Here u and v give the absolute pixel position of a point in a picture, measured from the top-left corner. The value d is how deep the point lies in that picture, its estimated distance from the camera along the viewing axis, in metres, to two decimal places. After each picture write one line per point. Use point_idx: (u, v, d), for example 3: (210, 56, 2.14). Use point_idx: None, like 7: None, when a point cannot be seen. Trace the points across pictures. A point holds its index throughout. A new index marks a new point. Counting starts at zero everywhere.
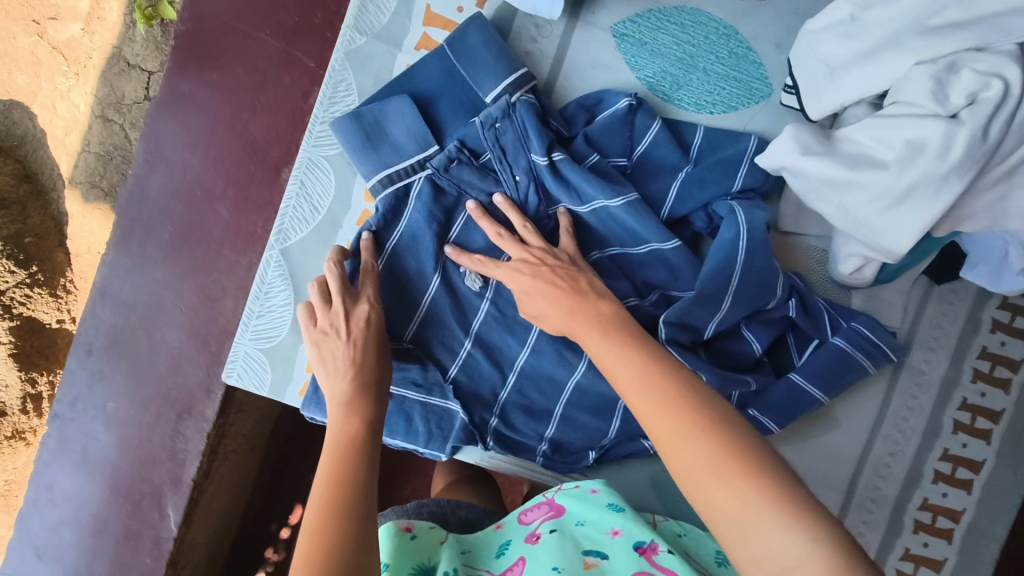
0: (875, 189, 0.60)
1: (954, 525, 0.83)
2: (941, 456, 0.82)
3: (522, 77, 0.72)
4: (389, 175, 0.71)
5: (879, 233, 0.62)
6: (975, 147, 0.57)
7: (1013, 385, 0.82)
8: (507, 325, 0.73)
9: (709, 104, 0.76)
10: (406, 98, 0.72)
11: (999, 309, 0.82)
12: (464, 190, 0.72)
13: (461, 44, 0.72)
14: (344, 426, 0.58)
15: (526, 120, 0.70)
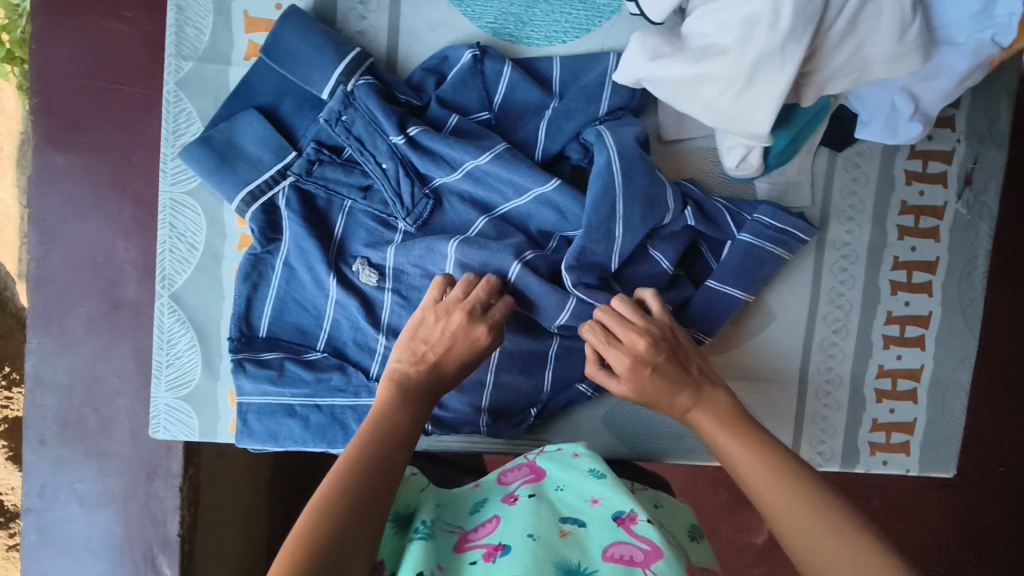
0: (722, 77, 0.58)
1: (916, 384, 0.82)
2: (886, 320, 0.81)
3: (355, 58, 0.68)
4: (250, 193, 0.70)
5: (742, 119, 0.59)
6: (804, 7, 0.54)
7: (941, 232, 0.80)
8: (414, 310, 0.73)
9: (560, 33, 0.73)
10: (251, 112, 0.70)
11: (910, 160, 0.79)
12: (332, 188, 0.72)
13: (279, 39, 0.68)
14: (395, 415, 0.62)
15: (369, 103, 0.68)
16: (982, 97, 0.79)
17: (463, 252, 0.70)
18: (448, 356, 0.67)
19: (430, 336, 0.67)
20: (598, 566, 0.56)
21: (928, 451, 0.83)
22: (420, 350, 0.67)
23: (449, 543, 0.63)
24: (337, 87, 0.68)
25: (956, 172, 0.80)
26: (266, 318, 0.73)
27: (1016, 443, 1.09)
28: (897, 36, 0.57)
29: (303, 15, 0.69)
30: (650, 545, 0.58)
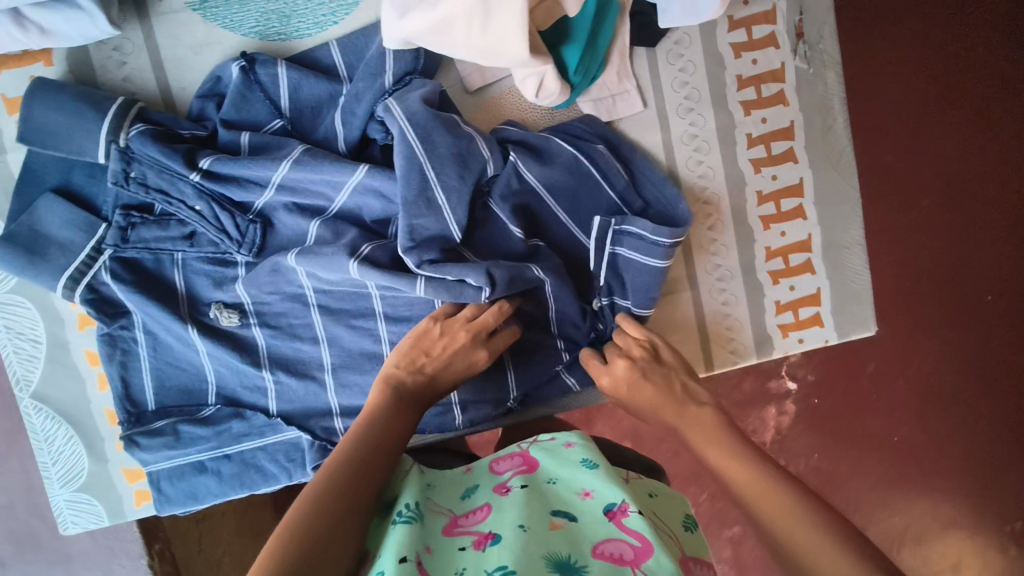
0: (462, 14, 0.54)
1: (809, 255, 0.79)
2: (759, 201, 0.78)
3: (119, 109, 0.65)
4: (73, 276, 0.68)
5: (500, 49, 0.55)
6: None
7: (787, 95, 0.77)
8: (289, 335, 0.72)
9: (329, 16, 0.69)
10: (48, 197, 0.68)
11: (732, 32, 0.75)
12: (155, 247, 0.69)
13: (31, 121, 0.65)
14: (386, 417, 0.58)
15: (149, 151, 0.65)
16: None
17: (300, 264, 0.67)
18: (448, 365, 0.64)
19: (432, 348, 0.64)
20: (588, 564, 0.48)
21: (843, 317, 0.81)
22: (420, 357, 0.63)
23: (435, 528, 0.55)
24: (110, 148, 0.65)
25: (785, 30, 0.76)
26: (148, 390, 0.72)
27: (982, 267, 1.07)
28: None
29: (48, 84, 0.65)
30: (641, 542, 0.49)
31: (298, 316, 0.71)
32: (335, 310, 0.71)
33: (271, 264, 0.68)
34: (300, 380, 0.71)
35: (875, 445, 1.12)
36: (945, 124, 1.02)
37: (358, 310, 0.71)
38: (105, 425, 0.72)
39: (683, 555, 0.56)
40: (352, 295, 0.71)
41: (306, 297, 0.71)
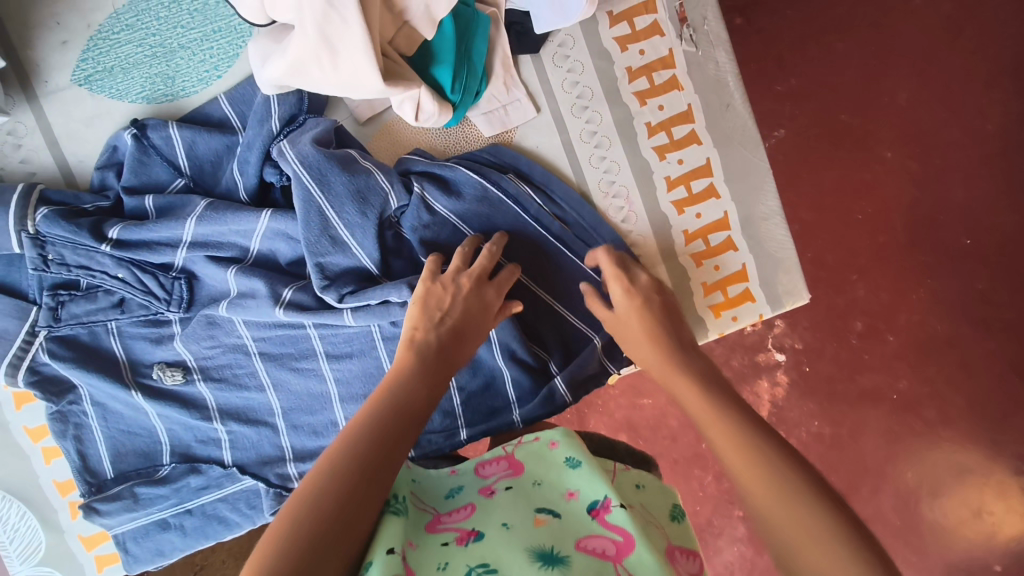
0: (309, 58, 0.56)
1: (729, 233, 0.79)
2: (669, 187, 0.78)
3: (21, 199, 0.67)
4: (12, 363, 0.69)
5: (357, 81, 0.57)
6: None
7: (680, 79, 0.77)
8: (234, 385, 0.72)
9: (212, 71, 0.71)
10: None
11: (614, 28, 0.76)
12: (88, 320, 0.70)
13: None
14: (410, 382, 0.54)
15: (59, 232, 0.66)
16: None
17: (229, 310, 0.68)
18: (462, 314, 0.62)
19: (443, 304, 0.61)
20: (570, 555, 0.46)
21: (774, 288, 0.79)
22: (438, 314, 0.60)
23: (419, 524, 0.53)
24: (21, 237, 0.66)
25: (667, 17, 0.76)
26: (106, 460, 0.72)
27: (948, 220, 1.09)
28: None
29: None
30: (623, 537, 0.47)
31: (241, 365, 0.72)
32: (275, 355, 0.71)
33: (205, 316, 0.70)
34: (249, 429, 0.72)
35: (881, 405, 1.13)
36: (873, 90, 1.09)
37: (299, 351, 0.71)
38: (56, 498, 0.73)
39: (669, 545, 0.52)
40: (290, 337, 0.71)
41: (245, 346, 0.71)
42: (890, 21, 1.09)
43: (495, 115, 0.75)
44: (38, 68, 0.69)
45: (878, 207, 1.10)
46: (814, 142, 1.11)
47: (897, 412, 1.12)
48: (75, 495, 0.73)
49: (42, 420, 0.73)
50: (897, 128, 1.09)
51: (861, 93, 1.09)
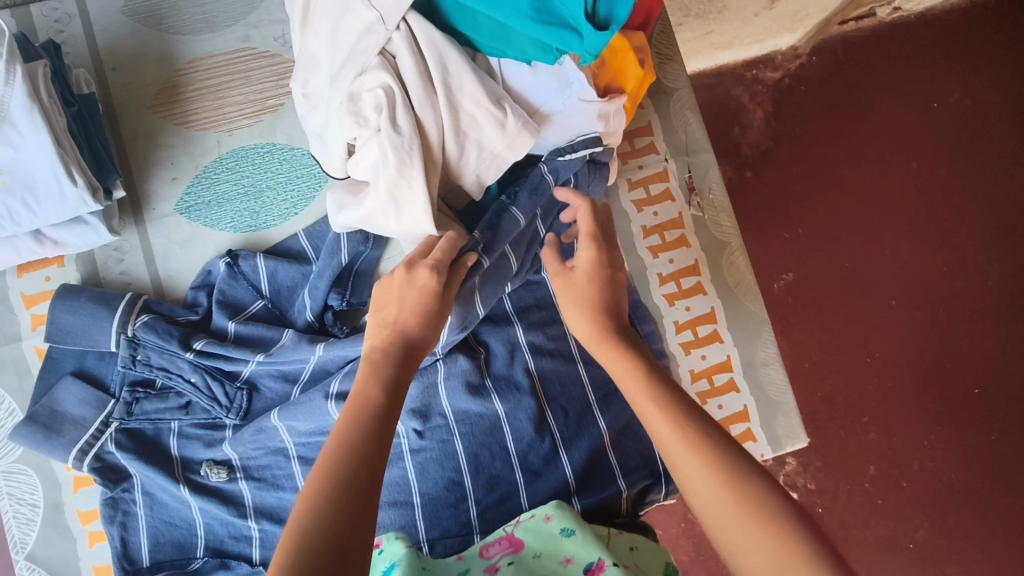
0: (379, 211, 0.69)
1: (731, 375, 0.87)
2: (677, 330, 0.87)
3: (126, 306, 0.78)
4: (81, 449, 0.76)
5: (415, 230, 0.70)
6: (400, 144, 0.65)
7: (689, 238, 0.88)
8: (272, 485, 0.78)
9: (291, 208, 0.84)
10: (67, 377, 0.79)
11: (632, 191, 0.88)
12: (155, 418, 0.78)
13: (54, 322, 0.76)
14: (369, 396, 0.56)
15: (152, 337, 0.77)
16: (671, 120, 0.90)
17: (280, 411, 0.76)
18: (402, 310, 0.64)
19: (386, 303, 0.64)
20: None
21: (773, 429, 0.86)
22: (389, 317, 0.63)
23: None
24: (120, 338, 0.77)
25: (678, 186, 0.89)
26: (145, 548, 0.77)
27: (922, 369, 1.25)
28: (498, 130, 0.67)
29: (72, 290, 0.78)
30: None
31: (280, 467, 0.78)
32: (312, 459, 0.78)
33: (256, 423, 0.77)
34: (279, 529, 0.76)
35: (898, 554, 1.20)
36: (859, 254, 1.28)
37: None
38: None
39: None
40: None
41: (286, 449, 0.78)
42: (872, 192, 1.29)
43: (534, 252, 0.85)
44: (149, 198, 0.83)
45: (868, 355, 1.25)
46: (811, 286, 1.26)
47: (911, 562, 1.20)
48: None
49: (94, 503, 0.79)
50: (881, 288, 1.27)
51: (852, 258, 1.27)
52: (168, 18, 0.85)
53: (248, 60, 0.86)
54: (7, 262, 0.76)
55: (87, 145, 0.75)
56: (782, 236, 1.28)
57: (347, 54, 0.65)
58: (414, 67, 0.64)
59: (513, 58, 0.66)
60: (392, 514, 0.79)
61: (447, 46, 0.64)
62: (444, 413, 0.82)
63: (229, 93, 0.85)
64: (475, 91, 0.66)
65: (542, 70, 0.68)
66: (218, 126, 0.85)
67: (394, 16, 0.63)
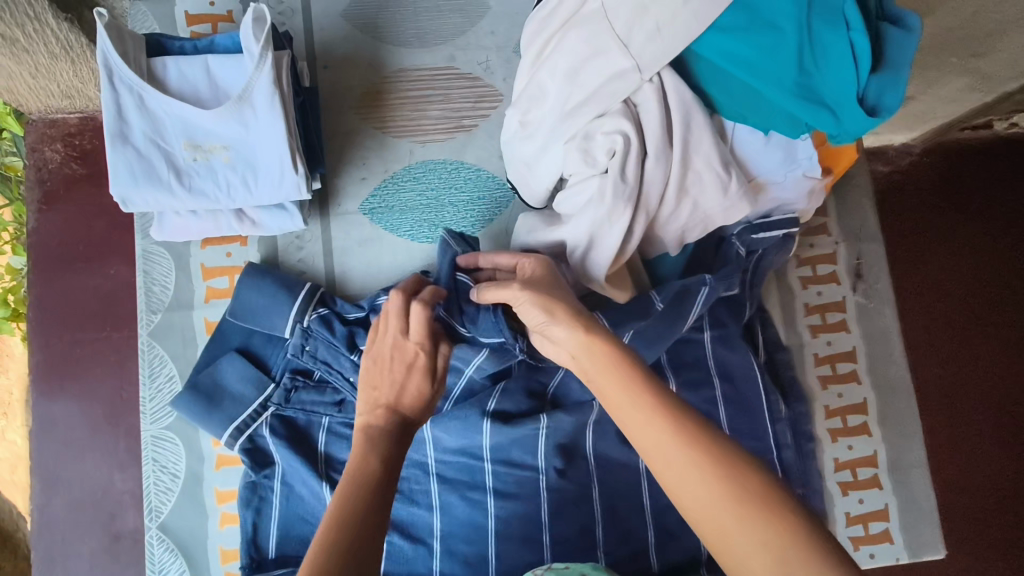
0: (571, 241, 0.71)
1: (876, 470, 0.85)
2: (827, 414, 0.86)
3: (305, 295, 0.78)
4: (236, 428, 0.76)
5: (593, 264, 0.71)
6: (622, 192, 0.65)
7: (849, 323, 0.88)
8: (407, 498, 0.79)
9: (469, 227, 0.85)
10: (231, 353, 0.79)
11: (800, 268, 0.88)
12: (310, 409, 0.77)
13: (238, 299, 0.78)
14: (368, 463, 0.60)
15: (324, 331, 0.76)
16: (846, 205, 0.90)
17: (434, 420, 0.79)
18: (409, 406, 0.67)
19: (379, 383, 0.68)
20: None
21: (914, 536, 0.84)
22: (373, 396, 0.67)
23: None
24: (295, 326, 0.78)
25: (845, 271, 0.89)
26: (273, 539, 0.75)
27: None
28: (722, 194, 0.67)
29: (258, 270, 0.79)
30: None
31: (417, 482, 0.79)
32: (451, 480, 0.79)
33: None
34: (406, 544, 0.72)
35: None
36: None
37: (472, 481, 0.79)
38: (216, 563, 0.76)
39: None
40: (468, 466, 0.79)
41: (428, 465, 0.80)
42: None
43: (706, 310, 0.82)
44: (337, 194, 0.85)
45: None
46: None
47: None
48: (233, 565, 0.77)
49: (232, 484, 0.78)
50: None
51: None
52: (384, 27, 0.89)
53: (449, 79, 0.88)
54: (202, 232, 0.77)
55: (304, 133, 0.77)
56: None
57: (589, 95, 0.66)
58: (659, 120, 0.64)
59: (752, 125, 0.66)
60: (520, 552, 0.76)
61: (694, 105, 0.64)
62: (587, 456, 0.81)
63: (426, 106, 0.88)
64: (710, 152, 0.66)
65: (776, 140, 0.67)
66: (411, 136, 0.87)
67: (653, 68, 0.63)
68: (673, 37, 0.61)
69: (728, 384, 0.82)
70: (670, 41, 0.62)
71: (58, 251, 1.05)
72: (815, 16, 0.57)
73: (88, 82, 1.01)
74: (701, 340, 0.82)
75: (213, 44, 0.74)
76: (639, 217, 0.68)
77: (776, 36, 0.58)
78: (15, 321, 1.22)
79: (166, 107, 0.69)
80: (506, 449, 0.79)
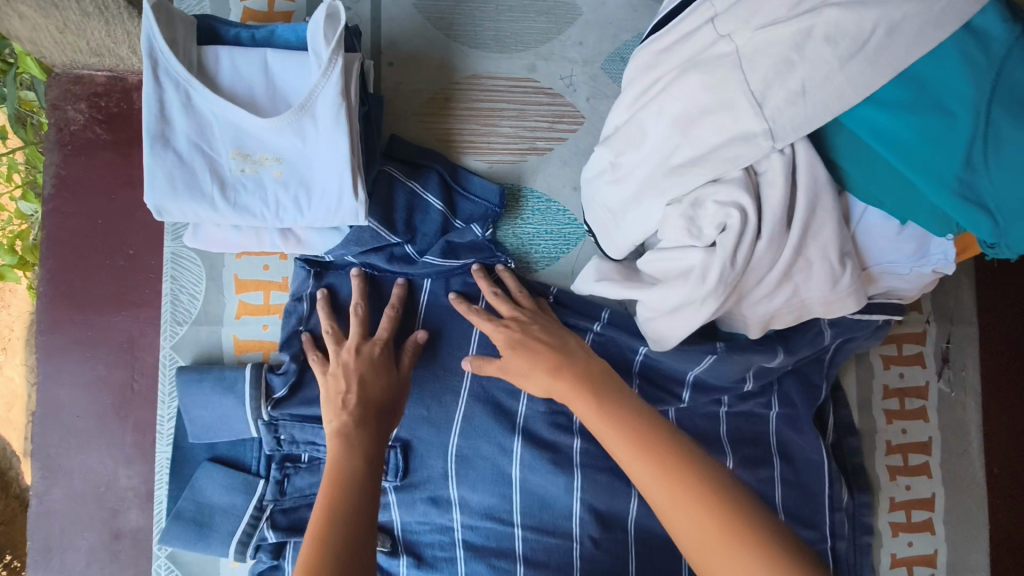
0: (651, 303, 0.64)
1: (934, 571, 0.79)
2: (891, 507, 0.80)
3: (251, 387, 0.71)
4: (241, 542, 0.70)
5: (664, 332, 0.64)
6: (727, 273, 0.57)
7: (928, 411, 0.81)
8: (429, 565, 0.72)
9: (531, 263, 0.78)
10: (207, 465, 0.73)
11: (884, 345, 0.81)
12: (311, 492, 0.72)
13: (201, 397, 0.71)
14: (349, 457, 0.57)
15: (295, 413, 0.71)
16: (943, 282, 0.83)
17: (459, 472, 0.73)
18: (370, 391, 0.64)
19: (342, 386, 0.64)
20: None
21: None
22: (342, 396, 0.64)
23: None
24: (258, 423, 0.71)
25: (932, 353, 0.82)
26: None
27: None
28: (830, 286, 0.59)
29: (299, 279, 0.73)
30: None
31: (443, 548, 0.72)
32: (477, 546, 0.71)
33: (429, 495, 0.73)
34: None
35: None
36: None
37: (500, 549, 0.71)
38: None
39: None
40: (496, 532, 0.71)
41: (453, 529, 0.72)
42: None
43: (775, 384, 0.76)
44: None
45: None
46: None
47: None
48: None
49: None
50: None
51: None
52: (461, 25, 0.79)
53: (528, 92, 0.79)
54: (243, 247, 0.69)
55: (366, 145, 0.69)
56: (1004, 462, 0.84)
57: (704, 155, 0.58)
58: (782, 197, 0.56)
59: (886, 211, 0.58)
60: None
61: (824, 187, 0.56)
62: (627, 526, 0.72)
63: (499, 120, 0.78)
64: (829, 242, 0.58)
65: (909, 232, 0.59)
66: (478, 153, 0.78)
67: (788, 137, 0.54)
68: (819, 105, 0.52)
69: (789, 467, 0.75)
70: (814, 108, 0.52)
71: (79, 222, 0.95)
72: (1001, 106, 0.46)
73: (121, 43, 0.90)
74: (766, 415, 0.76)
75: (274, 36, 0.66)
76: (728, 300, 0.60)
77: (947, 124, 0.48)
78: (21, 274, 1.13)
79: (217, 107, 0.61)
80: (538, 513, 0.71)
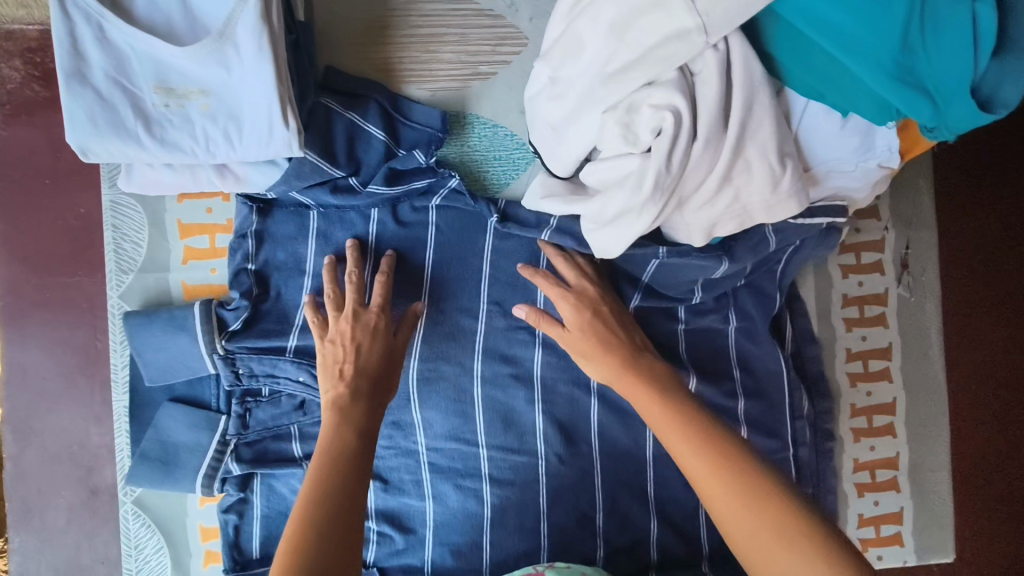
0: (594, 219, 0.63)
1: (896, 472, 0.81)
2: (852, 412, 0.81)
3: (203, 322, 0.71)
4: (207, 475, 0.71)
5: (605, 242, 0.62)
6: (663, 179, 0.56)
7: (887, 317, 0.81)
8: (397, 488, 0.73)
9: (482, 189, 0.77)
10: (169, 405, 0.73)
11: (842, 255, 0.81)
12: (274, 425, 0.73)
13: (154, 335, 0.71)
14: (340, 435, 0.57)
15: (248, 348, 0.70)
16: (902, 187, 0.82)
17: (422, 395, 0.72)
18: (364, 360, 0.64)
19: (338, 355, 0.64)
20: None
21: (924, 538, 0.81)
22: (337, 366, 0.63)
23: None
24: (214, 359, 0.71)
25: (891, 260, 0.82)
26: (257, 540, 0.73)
27: None
28: (770, 188, 0.58)
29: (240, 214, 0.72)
30: None
31: (410, 471, 0.73)
32: (443, 468, 0.72)
33: (392, 419, 0.72)
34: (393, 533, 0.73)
35: None
36: None
37: (466, 470, 0.72)
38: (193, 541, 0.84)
39: None
40: (462, 454, 0.72)
41: (418, 453, 0.73)
42: None
43: (730, 297, 0.76)
44: None
45: None
46: None
47: None
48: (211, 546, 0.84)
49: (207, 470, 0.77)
50: None
51: None
52: None
53: (469, 15, 0.76)
54: (181, 188, 0.68)
55: (297, 76, 0.67)
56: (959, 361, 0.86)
57: (636, 58, 0.56)
58: (717, 96, 0.55)
59: (828, 104, 0.56)
60: (511, 534, 0.71)
61: (759, 84, 0.55)
62: (590, 441, 0.73)
63: (440, 46, 0.76)
64: (766, 141, 0.57)
65: (852, 124, 0.58)
66: (420, 82, 0.76)
67: (722, 30, 0.53)
68: None
69: (748, 377, 0.76)
70: None
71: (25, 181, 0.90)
72: None
73: None
74: (723, 329, 0.76)
75: None
76: (666, 206, 0.59)
77: None
78: None
79: (132, 40, 0.58)
80: (503, 435, 0.72)
